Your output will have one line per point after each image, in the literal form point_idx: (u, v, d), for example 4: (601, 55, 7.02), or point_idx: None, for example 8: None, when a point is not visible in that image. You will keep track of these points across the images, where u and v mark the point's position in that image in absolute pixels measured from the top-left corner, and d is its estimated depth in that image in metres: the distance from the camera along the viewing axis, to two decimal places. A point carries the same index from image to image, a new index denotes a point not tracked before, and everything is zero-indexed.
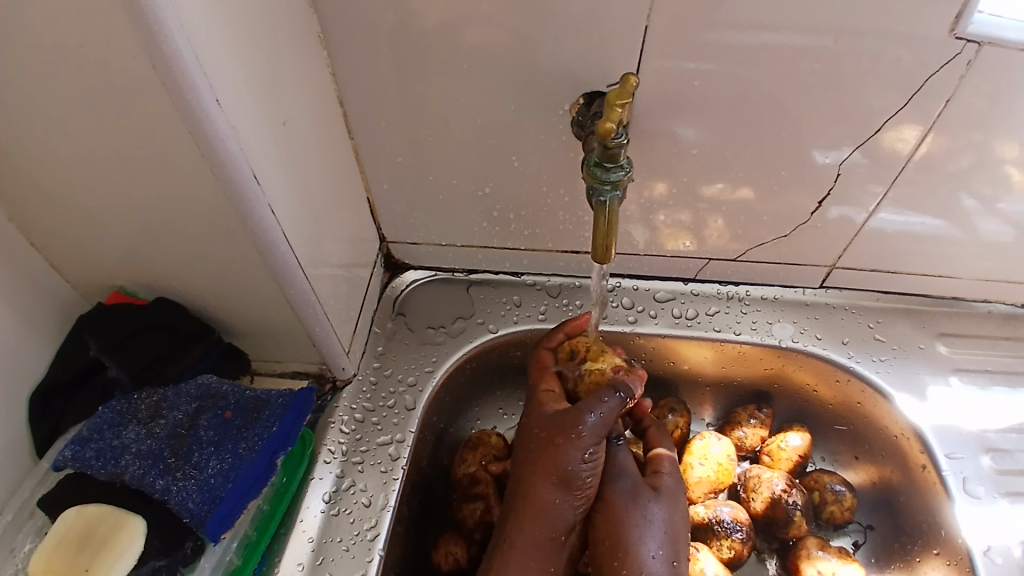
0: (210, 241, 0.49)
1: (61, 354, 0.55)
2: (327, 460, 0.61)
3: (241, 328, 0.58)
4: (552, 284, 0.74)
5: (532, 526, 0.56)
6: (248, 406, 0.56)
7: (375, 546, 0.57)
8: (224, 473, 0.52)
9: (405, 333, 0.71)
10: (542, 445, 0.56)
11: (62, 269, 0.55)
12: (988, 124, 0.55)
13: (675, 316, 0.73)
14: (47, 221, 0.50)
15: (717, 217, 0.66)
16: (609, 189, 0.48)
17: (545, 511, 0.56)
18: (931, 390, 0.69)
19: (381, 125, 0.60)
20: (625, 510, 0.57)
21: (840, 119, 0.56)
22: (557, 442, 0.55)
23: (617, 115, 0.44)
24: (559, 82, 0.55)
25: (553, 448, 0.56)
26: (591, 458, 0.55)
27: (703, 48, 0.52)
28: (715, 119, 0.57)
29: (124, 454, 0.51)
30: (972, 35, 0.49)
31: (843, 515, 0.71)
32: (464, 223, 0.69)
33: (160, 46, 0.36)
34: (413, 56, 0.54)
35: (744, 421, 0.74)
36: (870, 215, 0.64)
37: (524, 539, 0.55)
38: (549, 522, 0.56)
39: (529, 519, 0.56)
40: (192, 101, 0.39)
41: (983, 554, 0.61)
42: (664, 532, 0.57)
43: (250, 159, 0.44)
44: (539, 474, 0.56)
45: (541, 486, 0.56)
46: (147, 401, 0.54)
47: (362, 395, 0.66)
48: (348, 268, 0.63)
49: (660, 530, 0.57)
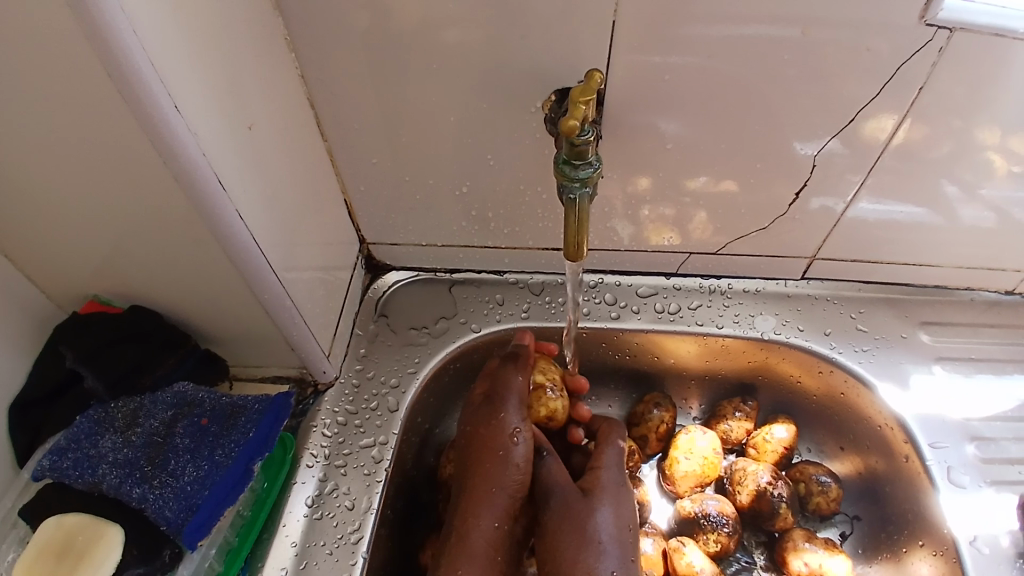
0: (180, 248, 0.49)
1: (39, 364, 0.56)
2: (310, 464, 0.61)
3: (218, 334, 0.58)
4: (535, 281, 0.74)
5: (479, 516, 0.59)
6: (224, 413, 0.56)
7: (359, 549, 0.57)
8: (201, 480, 0.52)
9: (387, 334, 0.71)
10: (475, 436, 0.62)
11: (36, 279, 0.55)
12: (966, 111, 0.55)
13: (658, 310, 0.73)
14: (18, 232, 0.50)
15: (697, 211, 0.66)
16: (579, 187, 0.48)
17: (489, 501, 0.59)
18: (914, 379, 0.69)
19: (355, 127, 0.60)
20: (562, 528, 0.59)
21: (815, 110, 0.56)
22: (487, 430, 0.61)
23: (581, 112, 0.44)
24: (531, 80, 0.55)
25: (486, 437, 0.61)
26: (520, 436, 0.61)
27: (674, 41, 0.52)
28: (689, 113, 0.57)
29: (101, 463, 0.51)
30: (943, 22, 0.49)
31: (829, 506, 0.71)
32: (444, 222, 0.68)
33: (114, 54, 0.36)
34: (383, 57, 0.54)
35: (730, 414, 0.74)
36: (849, 205, 0.64)
37: (474, 531, 0.58)
38: (492, 509, 0.59)
39: (477, 510, 0.59)
40: (149, 107, 0.39)
41: (969, 544, 0.61)
42: (603, 542, 0.59)
43: (214, 165, 0.44)
44: (477, 464, 0.60)
45: (481, 474, 0.60)
46: (124, 409, 0.54)
47: (344, 398, 0.66)
48: (326, 271, 0.63)
49: (598, 541, 0.58)
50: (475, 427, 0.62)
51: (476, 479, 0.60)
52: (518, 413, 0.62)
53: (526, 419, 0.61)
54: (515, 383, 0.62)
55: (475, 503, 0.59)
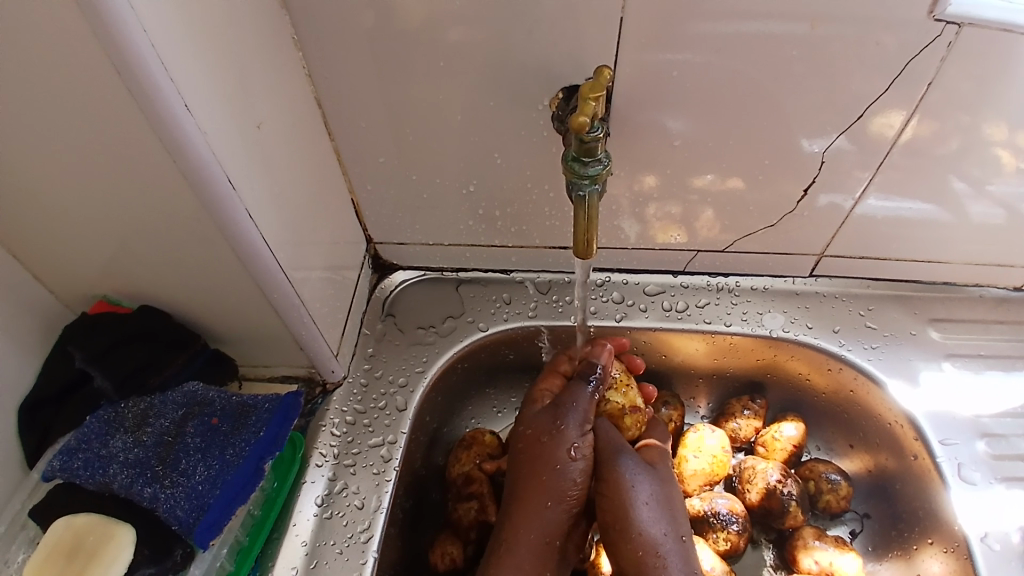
0: (189, 248, 0.49)
1: (47, 365, 0.56)
2: (319, 463, 0.61)
3: (227, 334, 0.58)
4: (541, 280, 0.74)
5: (529, 526, 0.59)
6: (234, 412, 0.56)
7: (368, 548, 0.57)
8: (212, 479, 0.52)
9: (395, 334, 0.71)
10: (530, 448, 0.61)
11: (44, 279, 0.55)
12: (974, 107, 0.55)
13: (665, 309, 0.73)
14: (26, 232, 0.50)
15: (704, 208, 0.65)
16: (588, 183, 0.48)
17: (540, 512, 0.60)
18: (924, 375, 0.68)
19: (362, 126, 0.60)
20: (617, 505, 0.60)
21: (823, 107, 0.56)
22: (542, 440, 0.60)
23: (591, 109, 0.44)
24: (537, 77, 0.55)
25: (541, 449, 0.60)
26: (579, 455, 0.60)
27: (681, 39, 0.51)
28: (696, 110, 0.57)
29: (112, 463, 0.51)
30: (952, 17, 0.49)
31: (839, 504, 0.71)
32: (451, 222, 0.68)
33: (125, 55, 0.36)
34: (391, 57, 0.54)
35: (738, 412, 0.74)
36: (857, 202, 0.63)
37: (521, 541, 0.59)
38: (542, 522, 0.60)
39: (525, 519, 0.59)
40: (160, 107, 0.39)
41: (979, 540, 0.61)
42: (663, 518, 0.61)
43: (223, 163, 0.44)
44: (530, 473, 0.60)
45: (534, 489, 0.60)
46: (134, 410, 0.54)
47: (353, 397, 0.66)
48: (333, 271, 0.63)
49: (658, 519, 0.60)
50: (534, 435, 0.61)
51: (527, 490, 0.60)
52: (580, 430, 0.61)
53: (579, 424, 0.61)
54: (582, 397, 0.62)
55: (529, 511, 0.60)
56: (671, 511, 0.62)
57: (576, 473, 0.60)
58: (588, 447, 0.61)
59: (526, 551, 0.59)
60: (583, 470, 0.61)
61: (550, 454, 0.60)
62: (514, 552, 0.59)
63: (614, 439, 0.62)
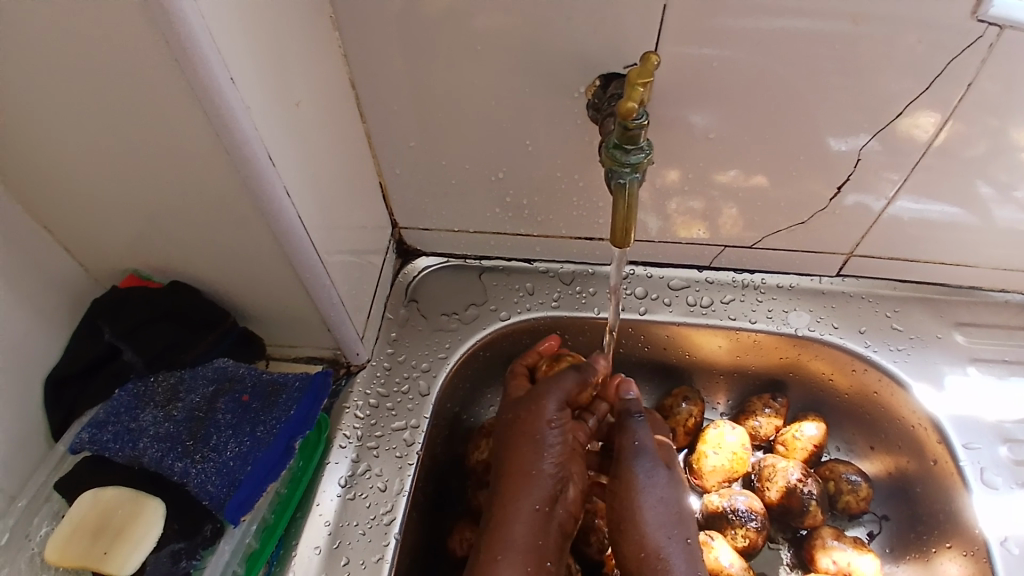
0: (224, 224, 0.49)
1: (76, 338, 0.56)
2: (343, 445, 0.62)
3: (254, 313, 0.58)
4: (565, 271, 0.74)
5: (521, 500, 0.59)
6: (265, 390, 0.56)
7: (391, 530, 0.57)
8: (243, 455, 0.52)
9: (418, 320, 0.71)
10: (515, 422, 0.61)
11: (74, 252, 0.55)
12: (1002, 110, 0.54)
13: (689, 304, 0.72)
14: (61, 205, 0.50)
15: (729, 205, 0.65)
16: (629, 172, 0.48)
17: (530, 484, 0.59)
18: (948, 379, 0.68)
19: (394, 110, 0.60)
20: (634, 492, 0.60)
21: (857, 106, 0.55)
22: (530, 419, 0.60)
23: (639, 95, 0.44)
24: (575, 65, 0.54)
25: (524, 423, 0.61)
26: (555, 424, 0.60)
27: (722, 31, 0.51)
28: (731, 104, 0.56)
29: (142, 437, 0.52)
30: (994, 19, 0.48)
31: (858, 505, 0.71)
32: (478, 209, 0.68)
33: (174, 25, 0.36)
34: (426, 41, 0.54)
35: (759, 410, 0.74)
36: (888, 203, 0.63)
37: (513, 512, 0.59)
38: (535, 492, 0.59)
39: (516, 493, 0.59)
40: (207, 81, 0.39)
41: (999, 544, 0.60)
42: (664, 504, 0.60)
43: (263, 139, 0.44)
44: (514, 447, 0.60)
45: (522, 458, 0.60)
46: (164, 385, 0.54)
47: (376, 380, 0.66)
48: (360, 255, 0.63)
49: (658, 500, 0.60)
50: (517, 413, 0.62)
51: (515, 464, 0.60)
52: (558, 404, 0.61)
53: (559, 399, 0.61)
54: (567, 377, 0.62)
55: (518, 480, 0.59)
56: (677, 514, 0.60)
57: (554, 444, 0.60)
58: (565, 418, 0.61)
59: (521, 528, 0.58)
60: (561, 443, 0.60)
61: (531, 427, 0.60)
62: (510, 523, 0.58)
63: (638, 442, 0.61)
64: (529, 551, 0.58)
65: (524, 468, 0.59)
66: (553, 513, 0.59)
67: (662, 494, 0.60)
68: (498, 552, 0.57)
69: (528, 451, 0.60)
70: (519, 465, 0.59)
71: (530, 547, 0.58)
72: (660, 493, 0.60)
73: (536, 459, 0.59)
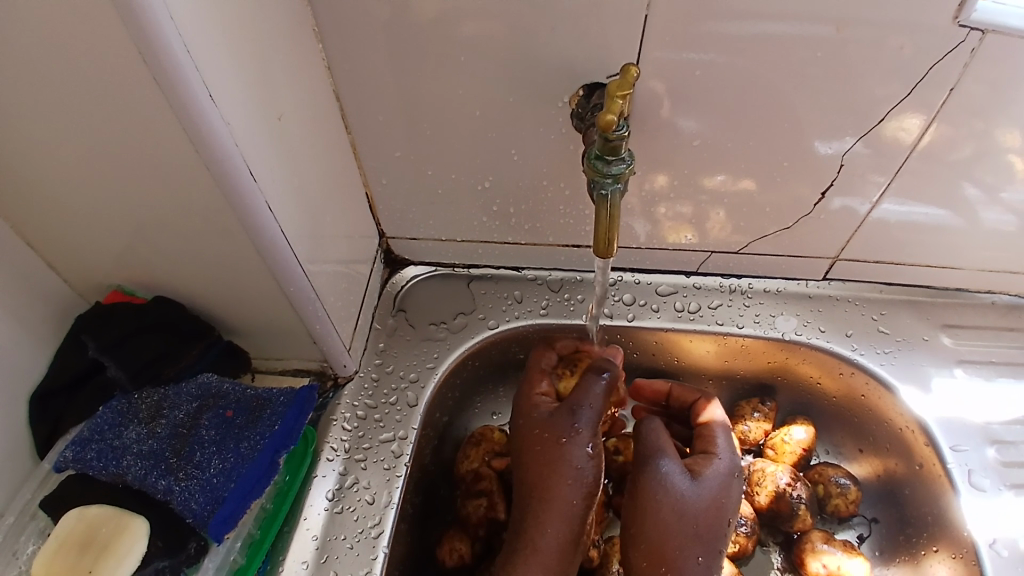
0: (206, 237, 0.48)
1: (59, 354, 0.55)
2: (331, 458, 0.61)
3: (240, 326, 0.58)
4: (554, 278, 0.74)
5: (554, 522, 0.58)
6: (249, 405, 0.56)
7: (379, 543, 0.57)
8: (227, 472, 0.52)
9: (406, 329, 0.71)
10: (544, 443, 0.60)
11: (58, 267, 0.55)
12: (987, 113, 0.54)
13: (677, 309, 0.73)
14: (43, 220, 0.50)
15: (717, 209, 0.65)
16: (611, 183, 0.48)
17: (564, 506, 0.58)
18: (935, 381, 0.68)
19: (380, 120, 0.60)
20: (653, 503, 0.58)
21: (843, 110, 0.55)
22: (559, 440, 0.59)
23: (618, 107, 0.44)
24: (558, 74, 0.54)
25: (551, 445, 0.59)
26: (589, 443, 0.59)
27: (706, 38, 0.51)
28: (715, 110, 0.56)
29: (125, 455, 0.51)
30: (976, 23, 0.49)
31: (847, 508, 0.71)
32: (465, 218, 0.68)
33: (150, 42, 0.36)
34: (411, 51, 0.54)
35: (748, 415, 0.74)
36: (873, 206, 0.63)
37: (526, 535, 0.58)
38: (565, 514, 0.58)
39: (550, 514, 0.58)
40: (185, 98, 0.38)
41: (988, 546, 0.60)
42: (701, 528, 0.58)
43: (244, 154, 0.43)
44: (546, 470, 0.59)
45: (555, 479, 0.58)
46: (148, 401, 0.54)
47: (364, 391, 0.66)
48: (348, 265, 0.63)
49: (693, 522, 0.58)
50: (546, 434, 0.60)
51: (546, 483, 0.59)
52: (590, 423, 0.60)
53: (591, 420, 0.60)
54: (591, 389, 0.61)
55: (550, 502, 0.58)
56: (714, 533, 0.59)
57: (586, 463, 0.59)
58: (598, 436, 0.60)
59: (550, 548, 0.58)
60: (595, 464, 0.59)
61: (564, 449, 0.59)
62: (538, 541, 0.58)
63: (658, 442, 0.61)
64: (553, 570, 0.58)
65: (555, 489, 0.58)
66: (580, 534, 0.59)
67: (702, 510, 0.58)
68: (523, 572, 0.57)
69: (563, 472, 0.58)
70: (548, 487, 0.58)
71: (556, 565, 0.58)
72: (701, 509, 0.58)
73: (573, 481, 0.58)
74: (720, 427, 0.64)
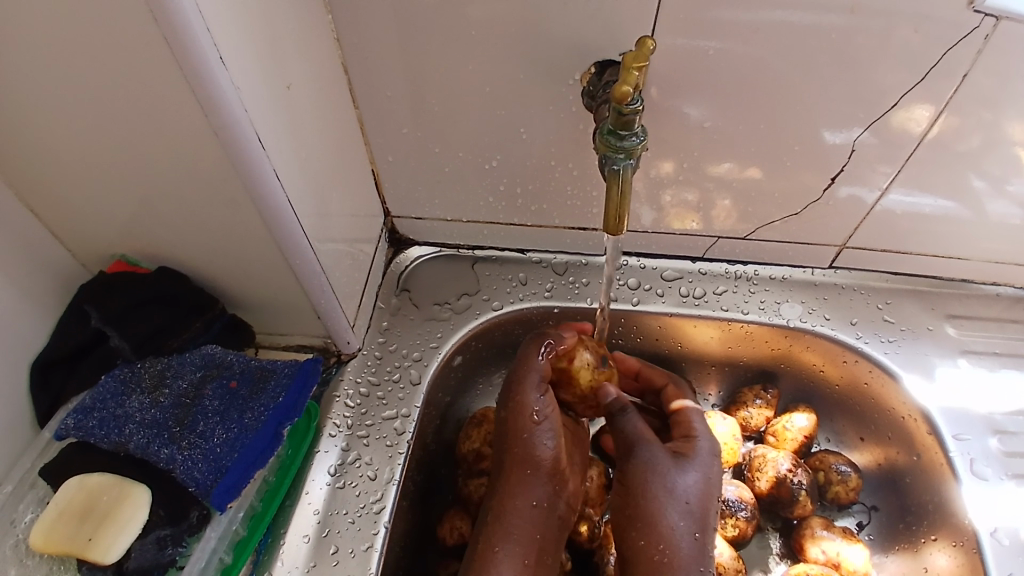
0: (212, 207, 0.48)
1: (61, 324, 0.55)
2: (333, 434, 0.61)
3: (244, 301, 0.58)
4: (559, 261, 0.73)
5: (518, 496, 0.59)
6: (253, 376, 0.56)
7: (380, 519, 0.57)
8: (230, 442, 0.52)
9: (410, 309, 0.70)
10: (504, 417, 0.60)
11: (61, 237, 0.54)
12: (997, 104, 0.54)
13: (682, 294, 0.72)
14: (46, 188, 0.49)
15: (725, 197, 0.65)
16: (622, 158, 0.48)
17: (525, 482, 0.59)
18: (939, 370, 0.68)
19: (387, 95, 0.59)
20: (642, 484, 0.58)
21: (853, 97, 0.55)
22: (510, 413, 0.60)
23: (634, 79, 0.44)
24: (570, 52, 0.54)
25: (511, 420, 0.60)
26: (544, 419, 0.59)
27: (719, 19, 0.50)
28: (727, 93, 0.56)
29: (127, 424, 0.51)
30: (991, 9, 0.48)
31: (848, 495, 0.71)
32: (471, 198, 0.68)
33: (161, 0, 0.35)
34: (421, 25, 0.53)
35: (750, 401, 0.74)
36: (881, 195, 0.63)
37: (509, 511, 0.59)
38: (530, 489, 0.59)
39: (512, 489, 0.59)
40: (194, 59, 0.38)
41: (989, 535, 0.61)
42: (688, 504, 0.58)
43: (253, 120, 0.43)
44: (508, 442, 0.60)
45: (516, 455, 0.59)
46: (151, 370, 0.54)
47: (367, 369, 0.65)
48: (352, 243, 0.62)
49: (684, 502, 0.58)
50: (503, 409, 0.61)
51: (508, 460, 0.60)
52: (545, 396, 0.60)
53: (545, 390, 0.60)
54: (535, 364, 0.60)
55: (515, 475, 0.59)
56: (705, 511, 0.59)
57: (547, 438, 0.59)
58: (553, 410, 0.60)
59: (520, 523, 0.58)
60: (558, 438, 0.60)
61: (519, 422, 0.59)
62: (507, 518, 0.59)
63: (637, 432, 0.60)
64: (526, 543, 0.58)
65: (516, 468, 0.59)
66: (552, 507, 0.60)
67: (696, 494, 0.58)
68: (496, 547, 0.58)
69: (521, 449, 0.59)
70: (512, 465, 0.59)
71: (528, 539, 0.58)
72: (690, 489, 0.58)
73: (529, 458, 0.59)
74: (693, 410, 0.64)
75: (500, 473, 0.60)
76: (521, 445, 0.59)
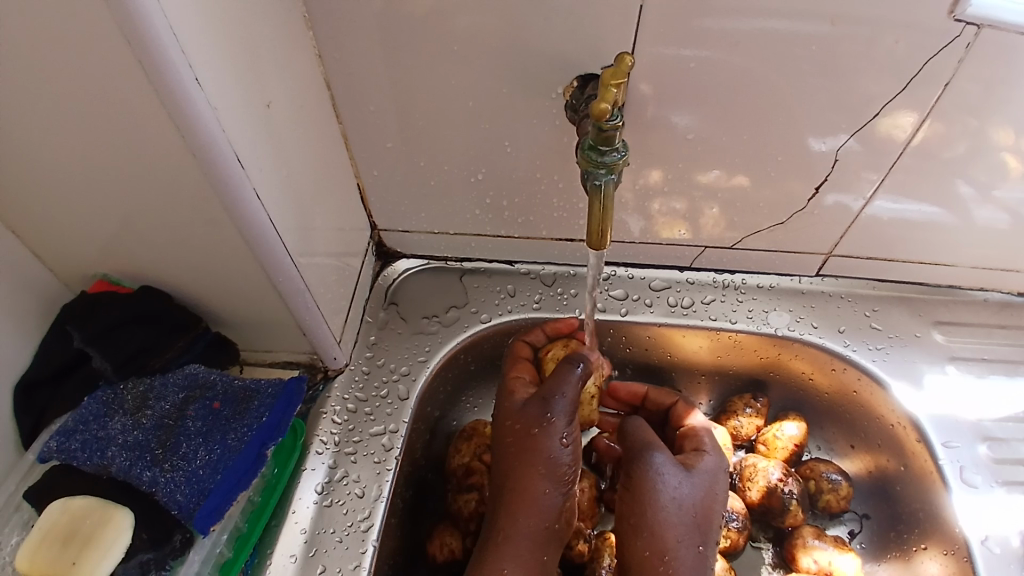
0: (194, 226, 0.48)
1: (44, 345, 0.54)
2: (320, 451, 0.61)
3: (229, 318, 0.58)
4: (547, 272, 0.73)
5: (522, 519, 0.57)
6: (236, 397, 0.55)
7: (368, 538, 0.57)
8: (212, 464, 0.52)
9: (398, 323, 0.70)
10: (518, 438, 0.59)
11: (43, 257, 0.54)
12: (982, 110, 0.54)
13: (671, 304, 0.72)
14: (26, 208, 0.49)
15: (711, 205, 0.65)
16: (604, 173, 0.48)
17: (529, 507, 0.57)
18: (928, 377, 0.68)
19: (371, 110, 0.59)
20: (649, 495, 0.58)
21: (837, 106, 0.55)
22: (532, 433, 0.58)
23: (612, 96, 0.44)
24: (552, 65, 0.54)
25: (528, 439, 0.58)
26: (570, 443, 0.59)
27: (701, 30, 0.51)
28: (710, 104, 0.56)
29: (110, 446, 0.51)
30: (972, 17, 0.48)
31: (838, 504, 0.71)
32: (458, 210, 0.68)
33: (135, 23, 0.35)
34: (403, 40, 0.53)
35: (740, 410, 0.74)
36: (866, 203, 0.63)
37: (514, 535, 0.57)
38: (535, 512, 0.57)
39: (515, 513, 0.57)
40: (170, 81, 0.38)
41: (980, 543, 0.60)
42: (694, 517, 0.58)
43: (232, 140, 0.43)
44: (519, 465, 0.58)
45: (525, 478, 0.58)
46: (134, 392, 0.53)
47: (355, 385, 0.65)
48: (338, 258, 0.62)
49: (690, 515, 0.58)
50: (521, 427, 0.59)
51: (516, 480, 0.58)
52: (568, 420, 0.59)
53: (566, 414, 0.59)
54: (570, 380, 0.60)
55: (520, 499, 0.58)
56: (709, 524, 0.58)
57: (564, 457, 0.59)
58: (576, 436, 0.60)
59: (522, 546, 0.57)
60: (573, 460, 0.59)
61: (538, 445, 0.58)
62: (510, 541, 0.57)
63: (645, 439, 0.61)
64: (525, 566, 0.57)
65: (521, 492, 0.58)
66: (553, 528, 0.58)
67: (699, 502, 0.58)
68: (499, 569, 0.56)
69: (534, 471, 0.58)
70: (517, 489, 0.58)
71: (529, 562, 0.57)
72: (697, 500, 0.58)
73: (541, 481, 0.58)
74: (704, 431, 0.64)
75: (504, 494, 0.58)
76: (533, 467, 0.58)
